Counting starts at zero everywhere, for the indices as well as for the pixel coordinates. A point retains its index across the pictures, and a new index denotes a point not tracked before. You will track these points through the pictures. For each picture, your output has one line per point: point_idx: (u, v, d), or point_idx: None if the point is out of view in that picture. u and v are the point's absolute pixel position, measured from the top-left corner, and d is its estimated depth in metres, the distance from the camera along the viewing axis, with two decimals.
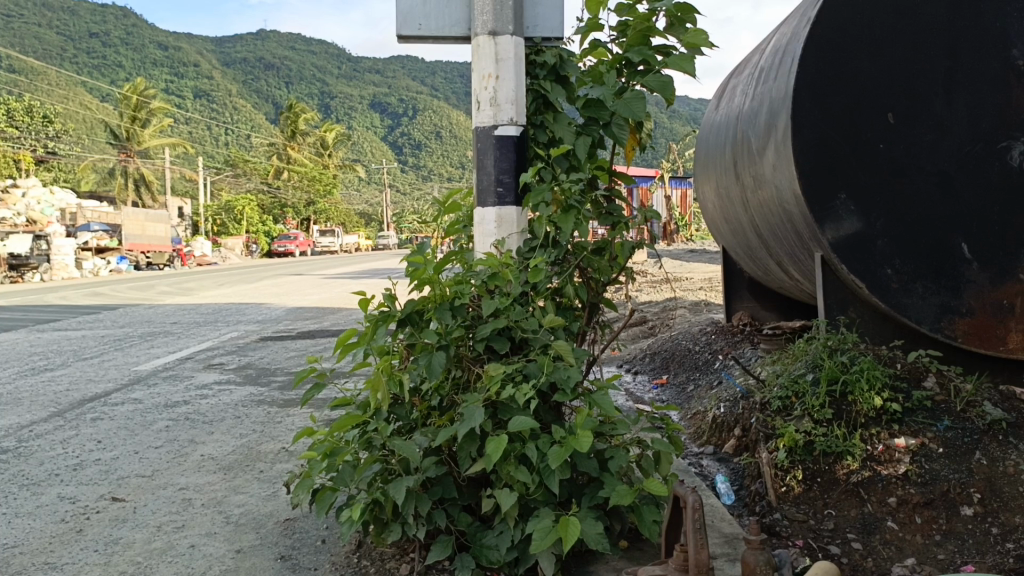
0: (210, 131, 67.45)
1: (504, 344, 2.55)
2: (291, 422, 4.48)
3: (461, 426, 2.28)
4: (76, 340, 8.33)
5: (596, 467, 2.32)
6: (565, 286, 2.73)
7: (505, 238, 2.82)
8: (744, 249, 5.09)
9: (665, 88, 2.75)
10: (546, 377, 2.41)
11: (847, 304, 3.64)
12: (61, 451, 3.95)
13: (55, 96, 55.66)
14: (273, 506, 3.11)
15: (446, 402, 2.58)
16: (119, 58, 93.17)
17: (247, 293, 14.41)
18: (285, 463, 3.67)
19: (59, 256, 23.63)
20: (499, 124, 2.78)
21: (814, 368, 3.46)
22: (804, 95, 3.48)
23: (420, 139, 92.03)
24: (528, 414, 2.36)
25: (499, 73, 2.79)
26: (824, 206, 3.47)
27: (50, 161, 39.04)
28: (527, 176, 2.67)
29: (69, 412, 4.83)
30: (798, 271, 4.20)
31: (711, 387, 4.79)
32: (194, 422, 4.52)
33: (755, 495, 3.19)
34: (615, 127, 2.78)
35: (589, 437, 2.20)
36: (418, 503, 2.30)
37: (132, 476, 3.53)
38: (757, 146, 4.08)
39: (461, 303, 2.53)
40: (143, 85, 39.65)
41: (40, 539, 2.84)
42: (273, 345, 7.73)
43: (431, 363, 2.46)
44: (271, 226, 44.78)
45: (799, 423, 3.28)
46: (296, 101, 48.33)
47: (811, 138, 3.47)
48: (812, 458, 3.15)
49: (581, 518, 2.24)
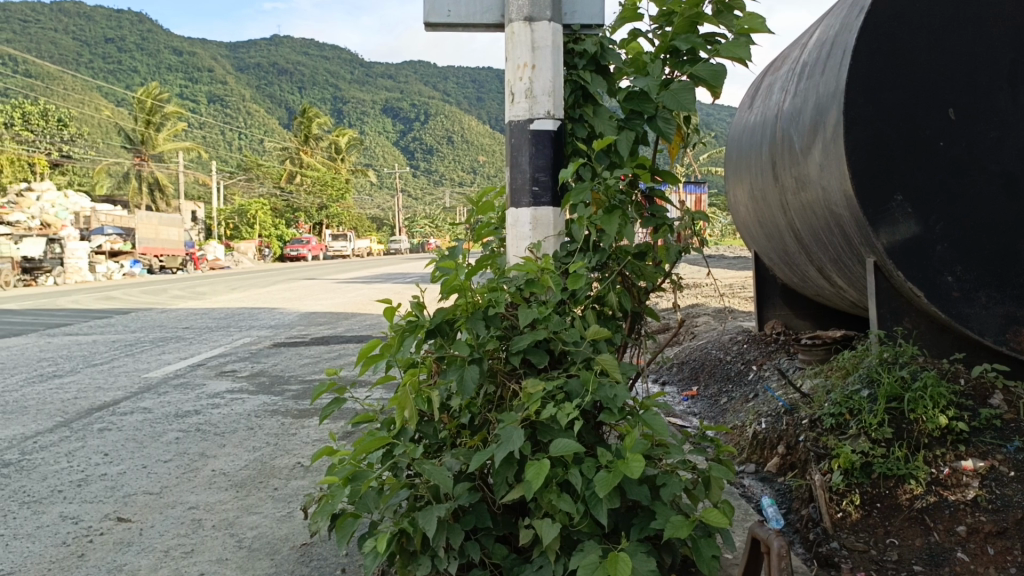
0: (224, 135, 67.70)
1: (543, 357, 2.31)
2: (307, 434, 4.27)
3: (499, 449, 2.05)
4: (87, 345, 8.15)
5: (648, 496, 2.07)
6: (607, 294, 2.48)
7: (541, 240, 2.58)
8: (780, 254, 4.86)
9: (717, 75, 2.52)
10: (591, 396, 2.16)
11: (902, 313, 3.40)
12: (65, 465, 3.75)
13: (71, 100, 56.03)
14: (288, 529, 2.90)
15: (478, 420, 2.34)
16: (134, 63, 93.78)
17: (258, 298, 14.24)
18: (300, 480, 3.47)
19: (72, 259, 23.62)
20: (535, 118, 2.56)
21: (869, 384, 3.23)
22: (858, 90, 3.25)
23: (432, 144, 92.16)
24: (571, 435, 2.12)
25: (534, 63, 2.56)
26: (879, 208, 3.22)
27: (64, 166, 39.19)
28: (566, 172, 2.43)
29: (76, 421, 4.64)
30: (844, 279, 3.97)
31: (747, 400, 4.55)
32: (205, 434, 4.32)
33: (808, 520, 2.95)
34: (661, 121, 2.56)
35: (641, 463, 1.97)
36: (449, 535, 2.06)
37: (140, 494, 3.32)
38: (800, 146, 3.84)
39: (496, 312, 2.31)
40: (158, 89, 39.73)
41: (38, 565, 2.63)
42: (286, 351, 7.53)
43: (462, 379, 2.23)
44: (284, 230, 44.79)
45: (855, 442, 3.04)
46: (310, 105, 48.51)
47: (865, 136, 3.23)
48: (870, 481, 2.92)
49: (632, 552, 2.01)
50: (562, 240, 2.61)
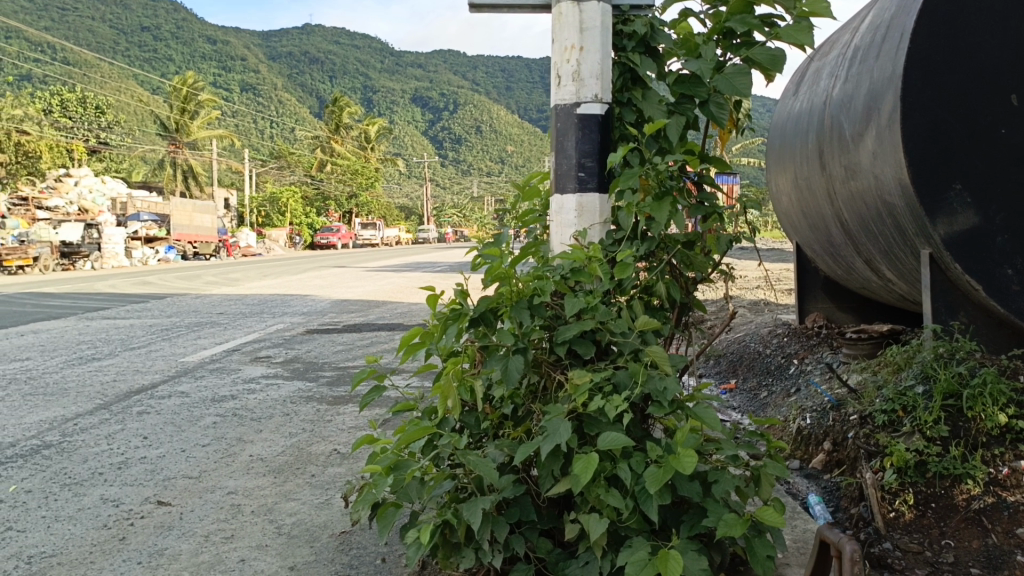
0: (257, 123, 68.32)
1: (589, 348, 2.22)
2: (342, 421, 4.25)
3: (545, 441, 1.99)
4: (124, 329, 8.24)
5: (699, 492, 1.99)
6: (656, 284, 2.38)
7: (587, 228, 2.50)
8: (825, 245, 4.74)
9: (776, 60, 2.41)
10: (640, 388, 2.07)
11: (958, 307, 3.27)
12: (105, 448, 3.77)
13: (107, 88, 56.86)
14: (327, 516, 2.87)
15: (522, 411, 2.25)
16: (170, 52, 94.89)
17: (290, 285, 14.31)
18: (337, 467, 3.44)
19: (109, 244, 24.01)
20: (582, 101, 2.47)
21: (924, 380, 3.12)
22: (916, 75, 3.13)
23: (462, 133, 92.19)
24: (619, 429, 2.04)
25: (583, 44, 2.47)
26: (937, 198, 3.10)
27: (101, 152, 39.79)
28: (615, 156, 2.33)
29: (115, 404, 4.67)
30: (895, 271, 3.86)
31: (789, 394, 4.45)
32: (242, 419, 4.32)
33: (858, 518, 2.86)
34: (714, 106, 2.47)
35: (693, 458, 1.90)
36: (494, 528, 2.00)
37: (179, 478, 3.32)
38: (852, 133, 3.72)
39: (541, 301, 2.22)
40: (193, 77, 40.12)
41: (81, 547, 2.63)
42: (320, 338, 7.54)
43: (507, 369, 2.15)
44: (315, 218, 45.11)
45: (908, 440, 2.94)
46: (341, 94, 48.72)
47: (924, 122, 3.11)
48: (924, 481, 2.82)
49: (683, 550, 1.94)
50: (608, 227, 2.52)
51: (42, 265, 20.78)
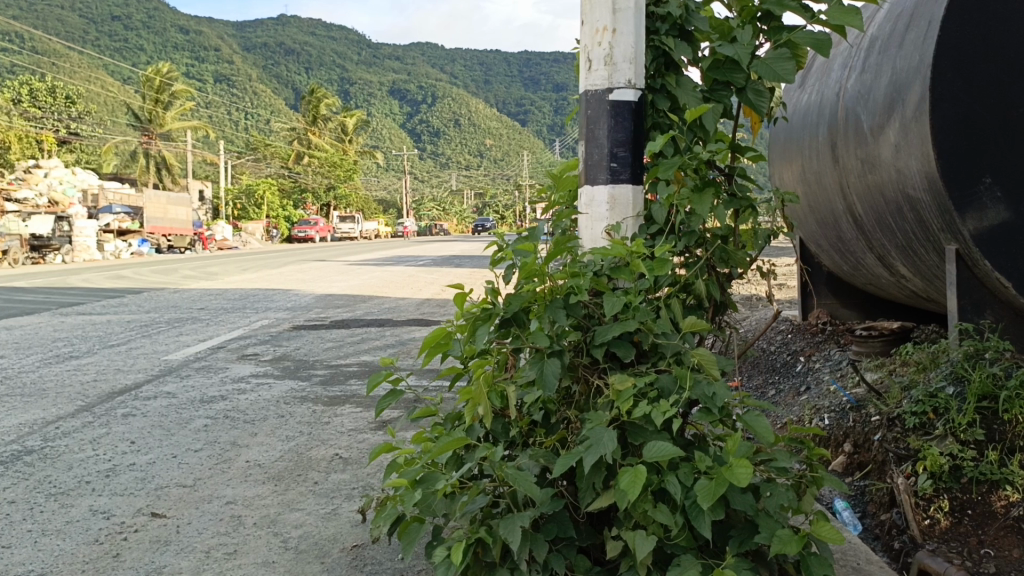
0: (231, 114, 67.36)
1: (629, 350, 2.07)
2: (341, 423, 4.08)
3: (587, 452, 1.84)
4: (102, 325, 7.97)
5: (752, 505, 1.85)
6: (695, 281, 2.23)
7: (619, 222, 2.36)
8: (833, 241, 4.60)
9: (822, 44, 2.24)
10: (687, 393, 1.93)
11: (984, 305, 3.14)
12: (91, 454, 3.57)
13: (78, 77, 55.65)
14: (335, 528, 2.70)
15: (555, 419, 2.11)
16: (142, 42, 93.31)
17: (270, 279, 14.05)
18: (341, 473, 3.28)
19: (80, 237, 23.47)
20: (615, 87, 2.34)
21: (955, 381, 2.99)
22: (945, 64, 2.99)
23: (440, 126, 91.81)
24: (666, 438, 1.90)
25: (615, 26, 2.34)
26: (965, 192, 2.97)
27: (72, 142, 38.95)
28: (654, 144, 2.18)
29: (98, 406, 4.45)
30: (911, 267, 3.71)
31: (800, 393, 4.33)
32: (234, 421, 4.13)
33: (891, 527, 2.74)
34: (752, 92, 2.35)
35: (748, 469, 1.76)
36: (533, 547, 1.84)
37: (172, 487, 3.14)
38: (869, 125, 3.57)
39: (578, 300, 2.07)
40: (167, 67, 39.39)
41: (71, 566, 2.45)
42: (307, 334, 7.33)
43: (543, 374, 2.01)
44: (291, 211, 44.64)
45: (941, 443, 2.79)
46: (318, 85, 48.19)
47: (953, 113, 2.97)
48: (960, 486, 2.67)
49: (735, 569, 1.79)
50: (641, 221, 2.39)
51: (12, 257, 20.28)
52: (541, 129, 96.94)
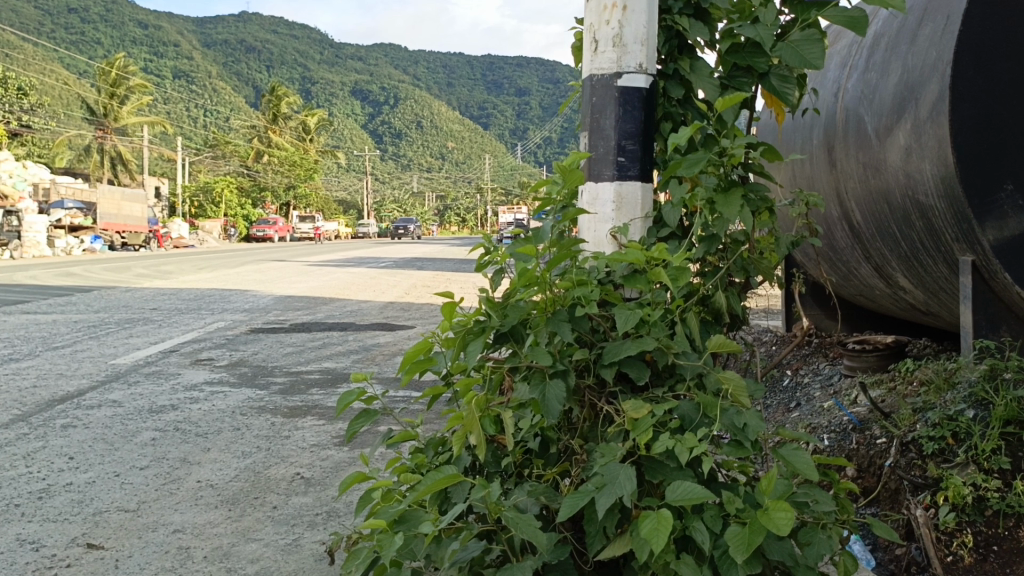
0: (191, 111, 66.02)
1: (643, 371, 1.79)
2: (303, 438, 3.76)
3: (600, 494, 1.56)
4: (46, 325, 7.48)
5: (792, 555, 1.59)
6: (716, 294, 1.97)
7: (627, 224, 2.10)
8: (824, 249, 4.40)
9: (856, 22, 1.98)
10: (717, 424, 1.66)
11: (1000, 322, 2.97)
12: (23, 471, 3.20)
13: (32, 67, 54.00)
14: (297, 563, 2.40)
15: (557, 450, 1.84)
16: (97, 34, 91.26)
17: (227, 279, 13.53)
18: (303, 496, 2.97)
19: (30, 233, 22.47)
20: (624, 72, 2.08)
21: (976, 405, 2.78)
22: (966, 62, 2.80)
23: (404, 128, 91.23)
24: (691, 475, 1.63)
25: (626, 2, 2.08)
26: (987, 200, 2.77)
27: (24, 134, 37.55)
28: (677, 135, 1.89)
29: (35, 416, 4.06)
30: (914, 280, 3.52)
31: (790, 407, 4.09)
32: (186, 434, 3.78)
33: (909, 563, 2.47)
34: (777, 79, 2.10)
35: (788, 514, 1.50)
36: None
37: (113, 512, 2.79)
38: (873, 127, 3.36)
39: (586, 312, 1.81)
40: (124, 60, 38.31)
41: None
42: (267, 338, 6.94)
43: (544, 398, 1.72)
44: (251, 210, 43.71)
45: (964, 472, 2.59)
46: (280, 84, 47.37)
47: (974, 114, 2.78)
48: (984, 519, 2.47)
49: None
50: (650, 223, 2.13)
51: None
52: (506, 132, 96.63)
